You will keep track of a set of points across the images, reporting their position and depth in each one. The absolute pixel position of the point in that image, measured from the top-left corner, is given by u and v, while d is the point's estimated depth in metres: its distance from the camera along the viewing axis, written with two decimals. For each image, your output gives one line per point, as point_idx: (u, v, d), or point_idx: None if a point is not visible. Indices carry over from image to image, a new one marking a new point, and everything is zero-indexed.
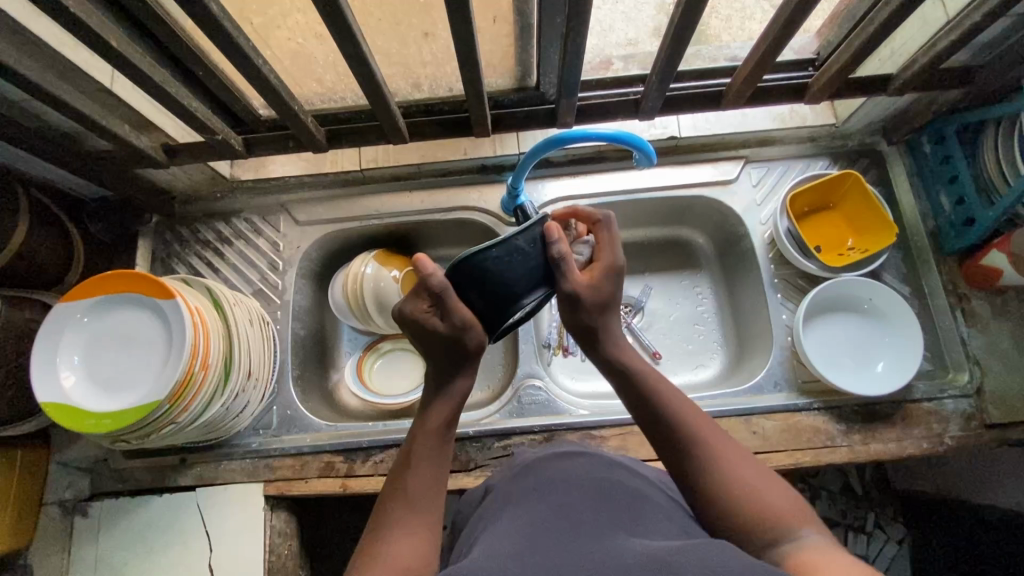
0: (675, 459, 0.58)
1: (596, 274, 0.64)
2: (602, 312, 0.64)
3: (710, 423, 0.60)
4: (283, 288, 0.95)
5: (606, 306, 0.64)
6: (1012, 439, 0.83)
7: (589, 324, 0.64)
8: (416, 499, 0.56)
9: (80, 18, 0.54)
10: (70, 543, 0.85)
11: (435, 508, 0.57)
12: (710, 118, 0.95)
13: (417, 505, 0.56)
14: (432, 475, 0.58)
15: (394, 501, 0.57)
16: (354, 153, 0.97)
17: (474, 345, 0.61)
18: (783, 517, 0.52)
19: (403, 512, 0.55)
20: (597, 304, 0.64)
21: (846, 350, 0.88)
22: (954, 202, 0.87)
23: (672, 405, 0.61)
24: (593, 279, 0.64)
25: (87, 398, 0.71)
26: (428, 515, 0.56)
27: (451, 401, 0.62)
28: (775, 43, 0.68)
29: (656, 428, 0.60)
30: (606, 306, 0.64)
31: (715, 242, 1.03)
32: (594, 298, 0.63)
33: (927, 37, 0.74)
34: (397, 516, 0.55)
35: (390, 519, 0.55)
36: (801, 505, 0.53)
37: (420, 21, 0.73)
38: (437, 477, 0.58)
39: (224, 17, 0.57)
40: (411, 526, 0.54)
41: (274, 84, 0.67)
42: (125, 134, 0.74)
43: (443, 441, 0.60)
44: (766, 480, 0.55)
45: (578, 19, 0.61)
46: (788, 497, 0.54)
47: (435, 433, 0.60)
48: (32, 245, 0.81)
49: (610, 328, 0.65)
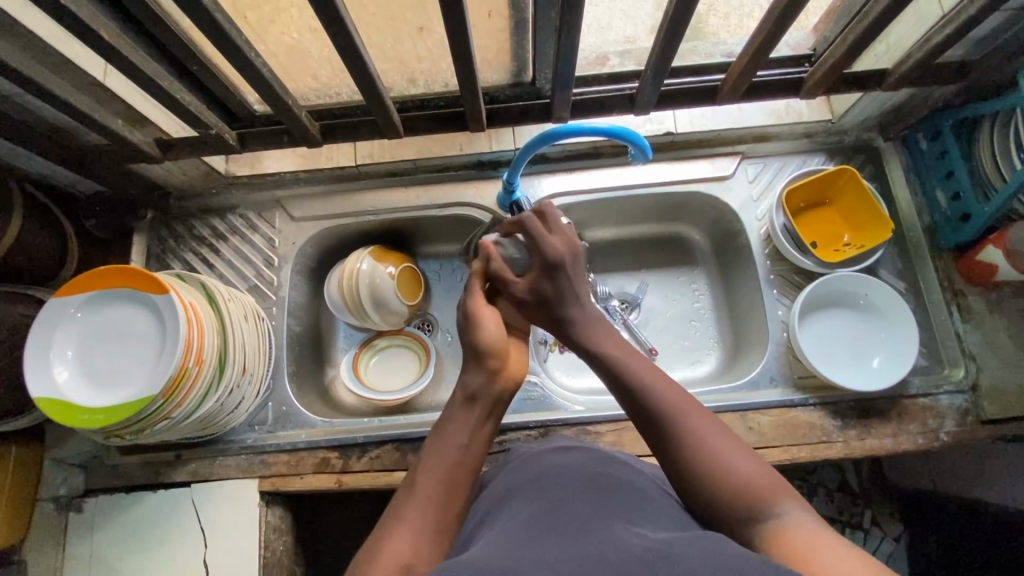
0: (649, 433, 0.58)
1: (536, 277, 0.68)
2: (555, 308, 0.67)
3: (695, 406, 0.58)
4: (279, 284, 0.94)
5: (550, 302, 0.67)
6: (1006, 435, 0.83)
7: (557, 317, 0.67)
8: (437, 488, 0.56)
9: (71, 11, 0.54)
10: (64, 538, 0.85)
11: (452, 504, 0.56)
12: (706, 113, 0.94)
13: (434, 494, 0.55)
14: (455, 468, 0.58)
15: (409, 492, 0.56)
16: (351, 149, 0.97)
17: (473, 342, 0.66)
18: (765, 493, 0.52)
19: (417, 501, 0.55)
20: (541, 302, 0.68)
21: (842, 346, 0.88)
22: (950, 198, 0.87)
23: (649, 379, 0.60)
24: (531, 283, 0.68)
25: (80, 392, 0.71)
26: (443, 508, 0.55)
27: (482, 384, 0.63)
28: (770, 38, 0.67)
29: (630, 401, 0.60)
30: (552, 302, 0.67)
31: (711, 238, 1.03)
32: (537, 297, 0.68)
33: (922, 32, 0.74)
34: (409, 506, 0.54)
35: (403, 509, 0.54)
36: (782, 480, 0.53)
37: (415, 16, 0.73)
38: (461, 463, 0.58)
39: (216, 10, 0.57)
40: (423, 517, 0.53)
41: (269, 79, 0.67)
42: (118, 128, 0.74)
43: (474, 417, 0.62)
44: (744, 454, 0.55)
45: (572, 13, 0.61)
46: (763, 468, 0.54)
47: (462, 412, 0.62)
48: (25, 241, 0.80)
49: (574, 316, 0.67)
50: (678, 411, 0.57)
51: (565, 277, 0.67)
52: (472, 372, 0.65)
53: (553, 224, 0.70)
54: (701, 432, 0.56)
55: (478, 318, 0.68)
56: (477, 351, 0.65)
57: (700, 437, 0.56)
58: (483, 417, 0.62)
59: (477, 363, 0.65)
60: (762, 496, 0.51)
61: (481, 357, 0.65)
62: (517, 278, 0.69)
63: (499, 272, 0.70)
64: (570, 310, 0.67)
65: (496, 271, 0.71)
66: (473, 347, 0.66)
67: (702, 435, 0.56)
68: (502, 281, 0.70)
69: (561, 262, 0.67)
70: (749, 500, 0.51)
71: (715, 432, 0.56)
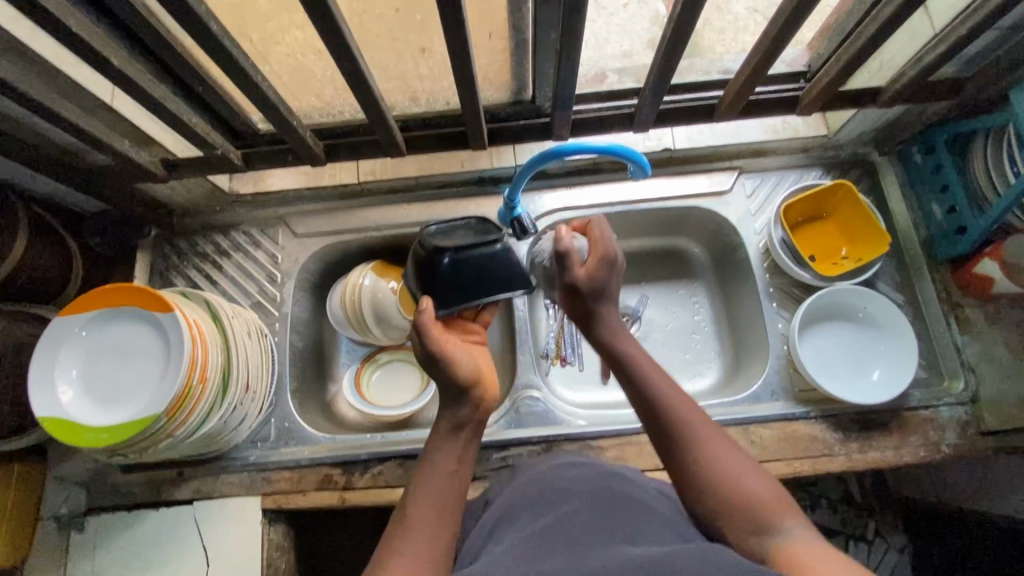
0: (663, 447, 0.59)
1: (597, 266, 0.66)
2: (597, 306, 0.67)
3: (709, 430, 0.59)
4: (281, 300, 0.95)
5: (599, 294, 0.66)
6: (1008, 446, 0.83)
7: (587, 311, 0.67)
8: (428, 522, 0.55)
9: (80, 36, 0.55)
10: (66, 558, 0.85)
11: (445, 533, 0.55)
12: (703, 130, 0.96)
13: (426, 527, 0.55)
14: (446, 499, 0.57)
15: (405, 522, 0.56)
16: (353, 167, 0.99)
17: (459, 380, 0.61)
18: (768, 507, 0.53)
19: (409, 538, 0.54)
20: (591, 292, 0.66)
21: (843, 358, 0.89)
22: (946, 211, 0.88)
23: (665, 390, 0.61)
24: (589, 273, 0.66)
25: (84, 412, 0.71)
26: (437, 538, 0.55)
27: (465, 409, 0.62)
28: (766, 56, 0.69)
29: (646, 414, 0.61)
30: (601, 296, 0.66)
31: (710, 251, 1.04)
32: (592, 289, 0.66)
33: (914, 50, 0.76)
34: (405, 540, 0.54)
35: (398, 542, 0.54)
36: (783, 496, 0.54)
37: (416, 37, 0.74)
38: (450, 495, 0.58)
39: (223, 34, 0.58)
40: (420, 555, 0.53)
41: (274, 100, 0.68)
42: (124, 148, 0.74)
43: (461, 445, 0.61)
44: (749, 467, 0.56)
45: (572, 34, 0.62)
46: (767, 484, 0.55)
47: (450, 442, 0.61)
48: (30, 260, 0.81)
49: (607, 319, 0.67)
50: (691, 425, 0.58)
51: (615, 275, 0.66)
52: (450, 402, 0.62)
53: (605, 222, 0.70)
54: (711, 446, 0.57)
55: (454, 355, 0.61)
56: (458, 387, 0.61)
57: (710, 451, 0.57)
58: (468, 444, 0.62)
59: (459, 397, 0.61)
60: (764, 511, 0.52)
61: (461, 390, 0.61)
62: (581, 266, 0.66)
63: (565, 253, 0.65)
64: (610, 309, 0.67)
65: (561, 255, 0.65)
66: (449, 385, 0.61)
67: (712, 449, 0.57)
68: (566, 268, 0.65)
69: (620, 257, 0.67)
70: (752, 512, 0.52)
71: (724, 449, 0.57)
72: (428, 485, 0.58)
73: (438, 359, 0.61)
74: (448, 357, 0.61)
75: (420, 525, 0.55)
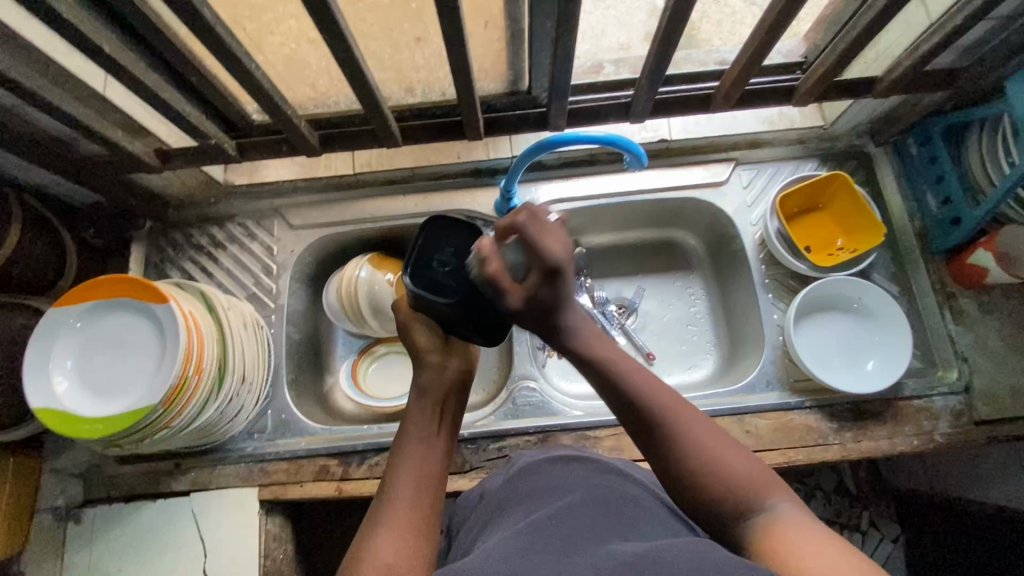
0: (643, 441, 0.57)
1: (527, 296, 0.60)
2: (552, 315, 0.61)
3: (696, 411, 0.56)
4: (277, 292, 0.95)
5: (551, 308, 0.61)
6: (1000, 436, 0.83)
7: (551, 325, 0.62)
8: (412, 495, 0.53)
9: (72, 24, 0.55)
10: (63, 549, 0.85)
11: (426, 497, 0.54)
12: (699, 121, 0.96)
13: (411, 494, 0.53)
14: (429, 466, 0.56)
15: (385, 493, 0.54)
16: (348, 157, 0.98)
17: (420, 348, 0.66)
18: (760, 489, 0.52)
19: (396, 510, 0.52)
20: (541, 309, 0.61)
21: (838, 349, 0.89)
22: (941, 202, 0.88)
23: (643, 386, 0.58)
24: (530, 289, 0.60)
25: (79, 402, 0.71)
26: (424, 510, 0.53)
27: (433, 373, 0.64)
28: (761, 47, 0.69)
29: (624, 413, 0.58)
30: (555, 309, 0.61)
31: (706, 243, 1.04)
32: (535, 306, 0.60)
33: (910, 40, 0.76)
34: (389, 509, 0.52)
35: (385, 513, 0.52)
36: (773, 474, 0.53)
37: (411, 26, 0.74)
38: (431, 467, 0.56)
39: (218, 22, 0.58)
40: (406, 525, 0.51)
41: (269, 89, 0.68)
42: (118, 138, 0.74)
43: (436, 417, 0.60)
44: (735, 449, 0.54)
45: (568, 23, 0.62)
46: (757, 463, 0.54)
47: (423, 416, 0.60)
48: (23, 250, 0.80)
49: (569, 324, 0.62)
50: (676, 420, 0.55)
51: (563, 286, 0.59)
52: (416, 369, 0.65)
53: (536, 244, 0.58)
54: (695, 435, 0.54)
55: (414, 328, 0.67)
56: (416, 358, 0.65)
57: (697, 443, 0.54)
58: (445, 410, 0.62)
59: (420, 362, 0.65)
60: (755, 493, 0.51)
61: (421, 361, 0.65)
62: (516, 284, 0.60)
63: (495, 278, 0.58)
64: (571, 314, 0.62)
65: (486, 277, 0.59)
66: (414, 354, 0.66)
67: (699, 438, 0.54)
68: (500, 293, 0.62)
69: (563, 265, 0.58)
70: (742, 498, 0.51)
71: (713, 428, 0.55)
72: (413, 454, 0.57)
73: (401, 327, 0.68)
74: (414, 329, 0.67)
75: (407, 497, 0.53)
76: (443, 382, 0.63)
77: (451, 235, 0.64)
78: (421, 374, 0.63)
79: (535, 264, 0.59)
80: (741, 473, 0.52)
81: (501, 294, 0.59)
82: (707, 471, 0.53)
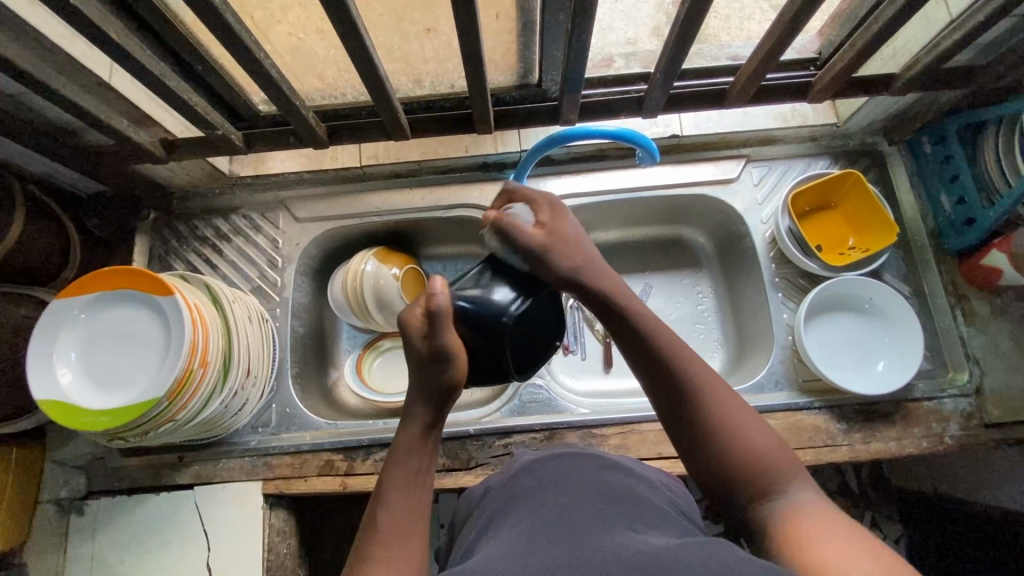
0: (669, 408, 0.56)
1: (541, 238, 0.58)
2: (569, 246, 0.58)
3: (727, 387, 0.56)
4: (283, 285, 0.94)
5: (565, 241, 0.58)
6: (1011, 439, 0.83)
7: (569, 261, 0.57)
8: (398, 535, 0.50)
9: (78, 9, 0.54)
10: (65, 542, 0.84)
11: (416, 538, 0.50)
12: (712, 116, 0.94)
13: (400, 537, 0.50)
14: (417, 504, 0.52)
15: (374, 535, 0.50)
16: (354, 150, 0.97)
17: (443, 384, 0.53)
18: (779, 472, 0.52)
19: (384, 550, 0.49)
20: (556, 242, 0.58)
21: (848, 349, 0.88)
22: (954, 202, 0.87)
23: (676, 353, 0.56)
24: (543, 226, 0.59)
25: (84, 394, 0.70)
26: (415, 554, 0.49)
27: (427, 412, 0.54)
28: (779, 43, 0.68)
29: (651, 378, 0.56)
30: (568, 242, 0.59)
31: (715, 241, 1.03)
32: (550, 240, 0.58)
33: (929, 37, 0.75)
34: (380, 550, 0.49)
35: (369, 552, 0.49)
36: (796, 461, 0.53)
37: (422, 16, 0.73)
38: (418, 509, 0.52)
39: (226, 10, 0.57)
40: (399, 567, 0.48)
41: (277, 80, 0.67)
42: (124, 128, 0.73)
43: (424, 454, 0.54)
44: (763, 430, 0.54)
45: (584, 16, 0.61)
46: (780, 443, 0.53)
47: (411, 455, 0.54)
48: (26, 240, 0.79)
49: (591, 264, 0.59)
50: (707, 395, 0.55)
51: (569, 220, 0.61)
52: (415, 404, 0.55)
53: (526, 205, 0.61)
54: (726, 413, 0.54)
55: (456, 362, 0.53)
56: (440, 394, 0.54)
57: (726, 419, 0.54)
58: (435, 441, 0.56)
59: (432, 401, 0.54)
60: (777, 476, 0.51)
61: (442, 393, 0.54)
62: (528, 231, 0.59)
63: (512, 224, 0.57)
64: (585, 253, 0.59)
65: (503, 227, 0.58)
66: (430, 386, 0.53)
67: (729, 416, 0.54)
68: (512, 243, 0.58)
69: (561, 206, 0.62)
70: (760, 476, 0.51)
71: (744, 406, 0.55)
72: (400, 494, 0.52)
73: (438, 356, 0.52)
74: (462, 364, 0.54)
75: (390, 541, 0.49)
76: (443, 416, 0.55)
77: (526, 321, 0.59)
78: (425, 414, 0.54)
79: (539, 209, 0.61)
80: (767, 455, 0.52)
81: (517, 233, 0.57)
82: (727, 444, 0.53)
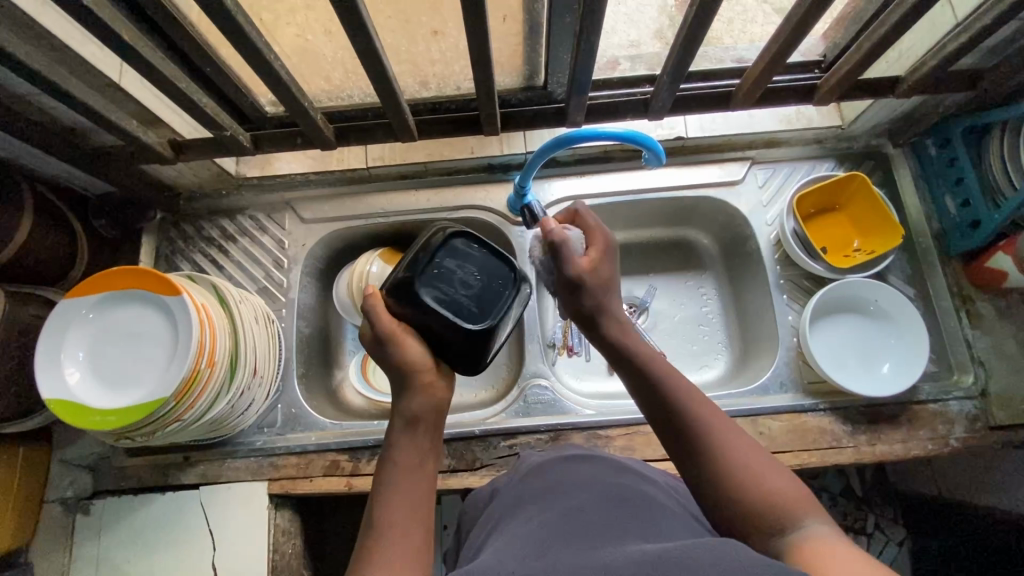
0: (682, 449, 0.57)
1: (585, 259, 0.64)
2: (607, 292, 0.64)
3: (739, 430, 0.57)
4: (288, 286, 0.94)
5: (607, 288, 0.64)
6: (1016, 442, 0.83)
7: (599, 302, 0.63)
8: (397, 526, 0.52)
9: (91, 11, 0.54)
10: (70, 541, 0.85)
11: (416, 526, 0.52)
12: (716, 119, 0.95)
13: (400, 527, 0.52)
14: (416, 493, 0.55)
15: (375, 530, 0.52)
16: (361, 151, 0.98)
17: (413, 368, 0.58)
18: (788, 502, 0.51)
19: (389, 542, 0.51)
20: (599, 284, 0.63)
21: (854, 351, 0.88)
22: (960, 204, 0.87)
23: (683, 390, 0.59)
24: (591, 263, 0.64)
25: (91, 394, 0.71)
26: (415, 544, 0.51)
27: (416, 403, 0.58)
28: (785, 45, 0.68)
29: (658, 415, 0.59)
30: (608, 288, 0.64)
31: (720, 243, 1.03)
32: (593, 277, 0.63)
33: (935, 40, 0.75)
34: (380, 542, 0.51)
35: (370, 546, 0.51)
36: (810, 494, 0.52)
37: (429, 18, 0.75)
38: (419, 497, 0.54)
39: (238, 12, 0.57)
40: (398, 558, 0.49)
41: (286, 81, 0.67)
42: (133, 129, 0.74)
43: (421, 447, 0.57)
44: (775, 470, 0.54)
45: (592, 18, 0.61)
46: (792, 482, 0.53)
47: (409, 446, 0.57)
48: (35, 241, 0.80)
49: (614, 310, 0.64)
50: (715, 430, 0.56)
51: (613, 266, 0.65)
52: (403, 395, 0.59)
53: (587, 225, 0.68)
54: (737, 453, 0.55)
55: (400, 338, 0.58)
56: (402, 375, 0.58)
57: (736, 458, 0.54)
58: (435, 434, 0.59)
59: (407, 388, 0.58)
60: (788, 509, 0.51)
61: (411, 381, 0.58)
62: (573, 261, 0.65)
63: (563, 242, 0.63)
64: (614, 300, 0.65)
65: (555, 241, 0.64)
66: (398, 370, 0.58)
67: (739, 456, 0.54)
68: (559, 259, 0.63)
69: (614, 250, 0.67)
70: (772, 511, 0.51)
71: (757, 447, 0.55)
72: (398, 486, 0.55)
73: (380, 336, 0.58)
74: (410, 338, 0.58)
75: (390, 535, 0.51)
76: (433, 406, 0.58)
77: (465, 252, 0.59)
78: (411, 404, 0.58)
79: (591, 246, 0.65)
80: (779, 490, 0.52)
81: (563, 255, 0.63)
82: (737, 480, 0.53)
